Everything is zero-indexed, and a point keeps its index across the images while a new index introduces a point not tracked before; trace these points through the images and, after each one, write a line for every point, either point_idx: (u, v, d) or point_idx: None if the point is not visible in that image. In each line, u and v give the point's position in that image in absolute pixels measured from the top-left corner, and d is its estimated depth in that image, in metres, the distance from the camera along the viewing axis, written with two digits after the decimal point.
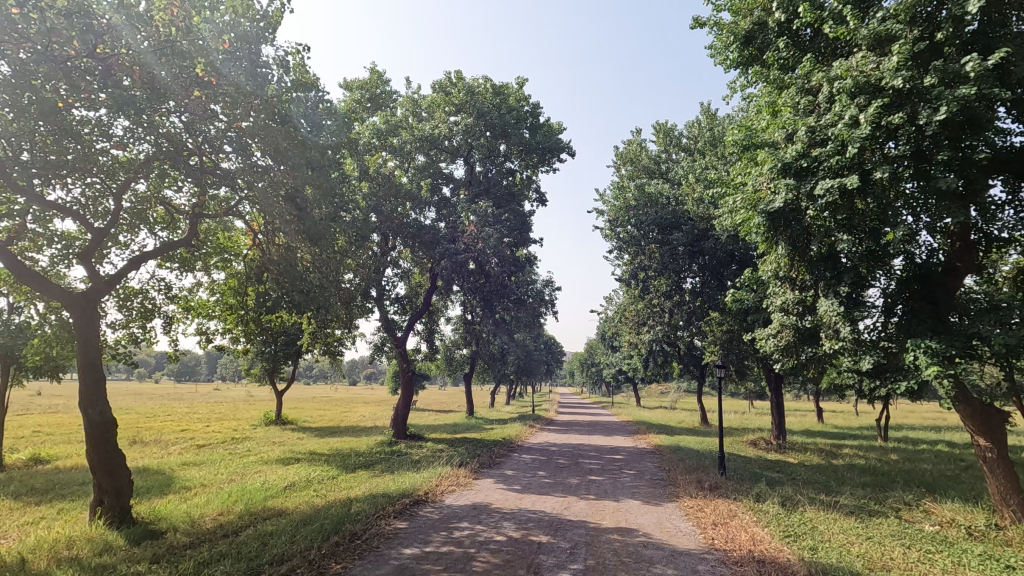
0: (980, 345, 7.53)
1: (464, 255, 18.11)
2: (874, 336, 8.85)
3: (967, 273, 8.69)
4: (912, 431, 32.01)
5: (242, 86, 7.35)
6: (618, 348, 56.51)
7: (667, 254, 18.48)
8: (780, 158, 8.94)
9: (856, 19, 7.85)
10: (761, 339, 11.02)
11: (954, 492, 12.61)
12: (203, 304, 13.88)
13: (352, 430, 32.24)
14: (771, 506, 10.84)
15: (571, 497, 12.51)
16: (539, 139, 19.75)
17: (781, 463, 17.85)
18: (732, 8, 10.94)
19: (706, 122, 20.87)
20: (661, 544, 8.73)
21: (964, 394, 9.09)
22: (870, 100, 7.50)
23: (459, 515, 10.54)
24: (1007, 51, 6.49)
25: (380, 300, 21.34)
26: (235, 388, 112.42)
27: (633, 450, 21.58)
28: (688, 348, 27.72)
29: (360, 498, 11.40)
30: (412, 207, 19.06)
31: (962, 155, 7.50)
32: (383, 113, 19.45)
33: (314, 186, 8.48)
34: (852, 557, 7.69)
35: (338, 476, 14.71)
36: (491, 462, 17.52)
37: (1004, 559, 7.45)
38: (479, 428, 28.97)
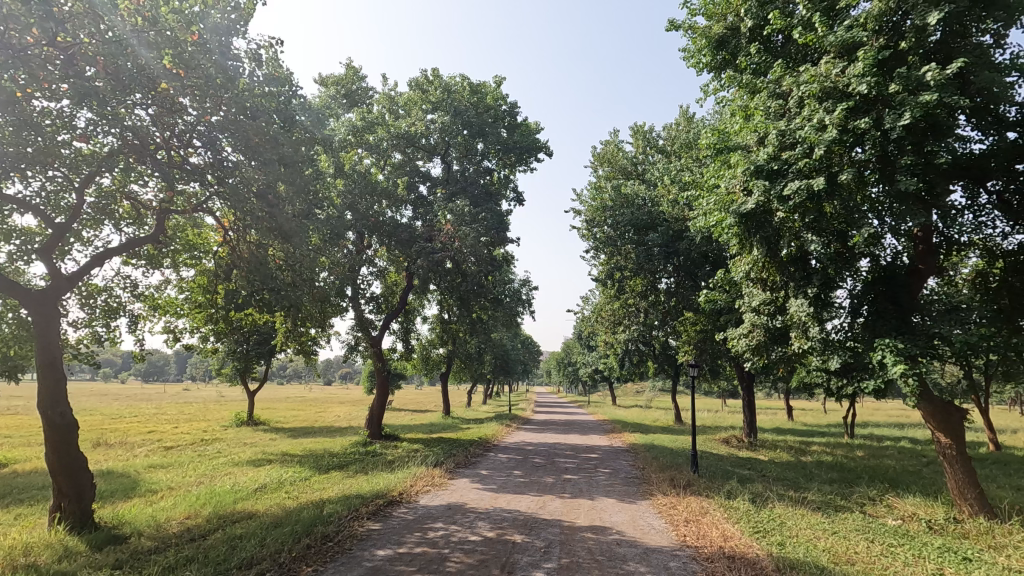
0: (941, 345, 7.54)
1: (439, 254, 17.86)
2: (842, 336, 8.82)
3: (931, 275, 8.78)
4: (878, 429, 32.60)
5: (213, 78, 6.88)
6: (594, 349, 56.61)
7: (642, 255, 18.11)
8: (751, 160, 8.78)
9: (823, 27, 7.84)
10: (733, 339, 10.95)
11: (916, 487, 12.80)
12: (169, 301, 13.28)
13: (326, 431, 31.48)
14: (742, 503, 10.76)
15: (546, 495, 12.30)
16: (517, 139, 19.63)
17: (752, 461, 17.95)
18: (706, 13, 10.94)
19: (683, 123, 20.90)
20: (633, 541, 8.53)
21: (925, 392, 9.20)
22: (837, 104, 7.46)
23: (433, 515, 10.19)
24: (967, 59, 6.51)
25: (355, 299, 20.83)
26: (205, 388, 109.67)
27: (608, 449, 21.24)
28: (664, 347, 27.62)
29: (333, 499, 10.99)
30: (388, 204, 18.45)
31: (925, 159, 7.55)
32: (360, 109, 18.84)
33: (285, 182, 8.13)
34: (818, 551, 7.61)
35: (309, 477, 14.24)
36: (466, 462, 17.11)
37: (962, 552, 7.48)
38: (455, 428, 28.55)
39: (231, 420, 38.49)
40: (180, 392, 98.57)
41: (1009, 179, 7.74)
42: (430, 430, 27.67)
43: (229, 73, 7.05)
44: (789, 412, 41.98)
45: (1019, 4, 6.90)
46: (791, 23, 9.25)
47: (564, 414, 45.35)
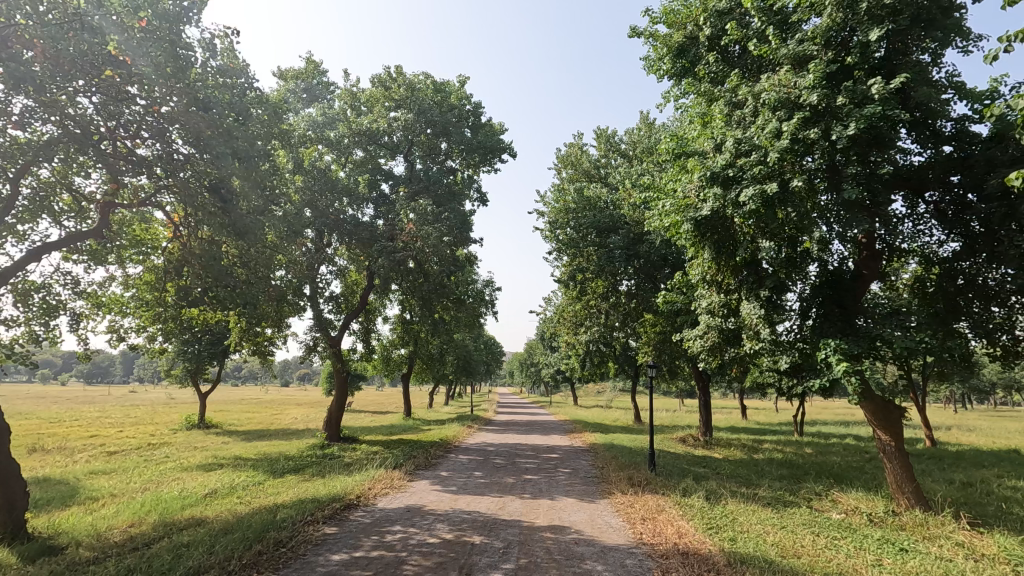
0: (883, 347, 7.75)
1: (401, 254, 16.76)
2: (791, 339, 8.89)
3: (874, 280, 9.04)
4: (826, 428, 33.55)
5: (162, 68, 6.52)
6: (556, 350, 56.57)
7: (603, 256, 17.83)
8: (707, 166, 8.69)
9: (777, 39, 7.93)
10: (689, 340, 10.93)
11: (859, 482, 13.25)
12: (113, 300, 12.45)
13: (282, 434, 30.33)
14: (697, 501, 10.78)
15: (506, 496, 12.01)
16: (481, 139, 19.18)
17: (707, 459, 18.16)
18: (667, 21, 10.84)
19: (645, 129, 20.96)
20: (591, 540, 8.39)
21: (868, 391, 9.53)
22: (789, 115, 7.51)
23: (391, 518, 9.77)
24: (909, 75, 6.69)
25: (313, 298, 19.97)
26: (156, 389, 104.27)
27: (569, 449, 21.10)
28: (624, 347, 27.66)
29: (287, 504, 10.41)
30: (349, 202, 17.63)
31: (869, 169, 7.71)
32: (320, 105, 18.63)
33: (240, 177, 7.68)
34: (768, 545, 7.65)
35: (263, 482, 13.51)
36: (425, 463, 16.64)
37: (899, 543, 7.77)
38: (416, 430, 27.95)
39: (180, 423, 36.62)
40: (125, 394, 93.83)
41: (945, 190, 7.99)
42: (389, 432, 26.96)
43: (182, 63, 6.70)
44: (742, 411, 42.93)
45: (956, 26, 7.14)
46: (747, 34, 9.32)
47: (526, 415, 45.09)
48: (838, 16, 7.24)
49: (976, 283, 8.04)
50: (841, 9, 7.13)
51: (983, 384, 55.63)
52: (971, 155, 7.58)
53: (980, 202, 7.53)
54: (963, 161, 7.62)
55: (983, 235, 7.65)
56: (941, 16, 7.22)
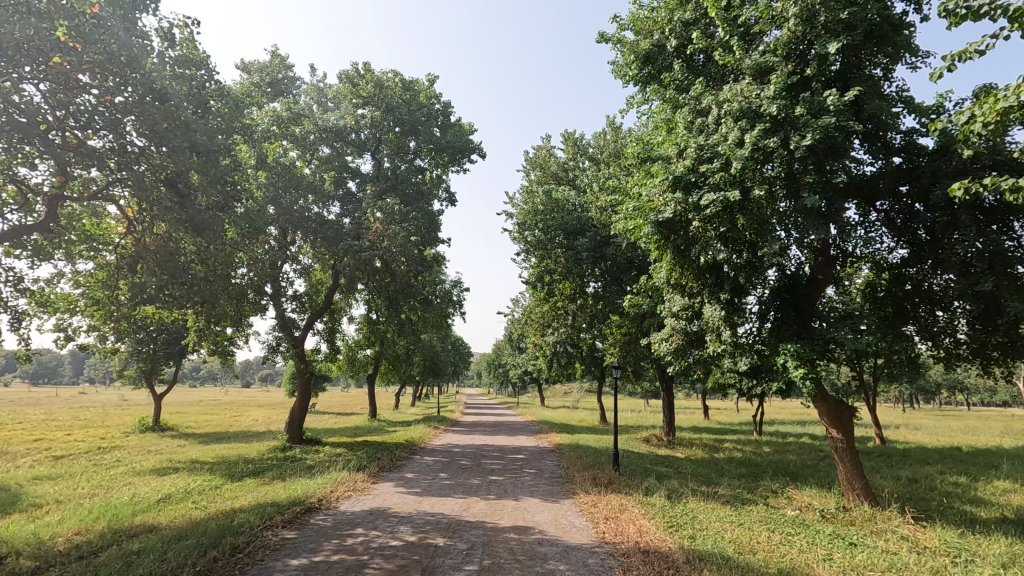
0: (836, 349, 8.18)
1: (368, 254, 15.99)
2: (751, 340, 9.28)
3: (828, 284, 9.55)
4: (784, 428, 34.31)
5: (115, 56, 6.42)
6: (524, 350, 56.33)
7: (570, 259, 17.97)
8: (671, 171, 8.89)
9: (741, 49, 8.26)
10: (655, 343, 11.16)
11: (813, 479, 13.73)
12: (63, 296, 11.89)
13: (241, 436, 29.38)
14: (658, 499, 10.99)
15: (472, 497, 11.97)
16: (450, 139, 18.37)
17: (669, 458, 18.43)
18: (634, 28, 10.92)
19: (612, 134, 20.83)
20: (555, 540, 8.46)
21: (822, 393, 10.12)
22: (750, 124, 7.81)
23: (354, 521, 9.57)
24: (861, 88, 7.09)
25: (275, 297, 19.30)
26: (107, 389, 100.12)
27: (535, 449, 21.42)
28: (591, 350, 27.37)
29: (246, 508, 10.08)
30: (315, 200, 16.83)
31: (825, 178, 8.04)
32: (285, 100, 16.81)
33: (197, 172, 7.65)
34: (725, 542, 7.94)
35: (222, 486, 13.04)
36: (390, 466, 16.28)
37: (849, 537, 8.22)
38: (380, 431, 27.45)
39: (133, 424, 35.03)
40: (73, 395, 89.50)
41: (894, 200, 8.53)
42: (354, 433, 26.46)
43: (135, 53, 6.58)
44: (705, 411, 43.58)
45: (905, 43, 7.64)
46: (712, 44, 9.50)
47: (491, 416, 44.75)
48: (798, 28, 7.57)
49: (922, 288, 8.62)
50: (800, 24, 7.51)
51: (930, 383, 57.83)
52: (917, 167, 8.16)
53: (926, 211, 8.12)
54: (911, 172, 8.16)
55: (929, 244, 8.27)
56: (892, 33, 7.73)
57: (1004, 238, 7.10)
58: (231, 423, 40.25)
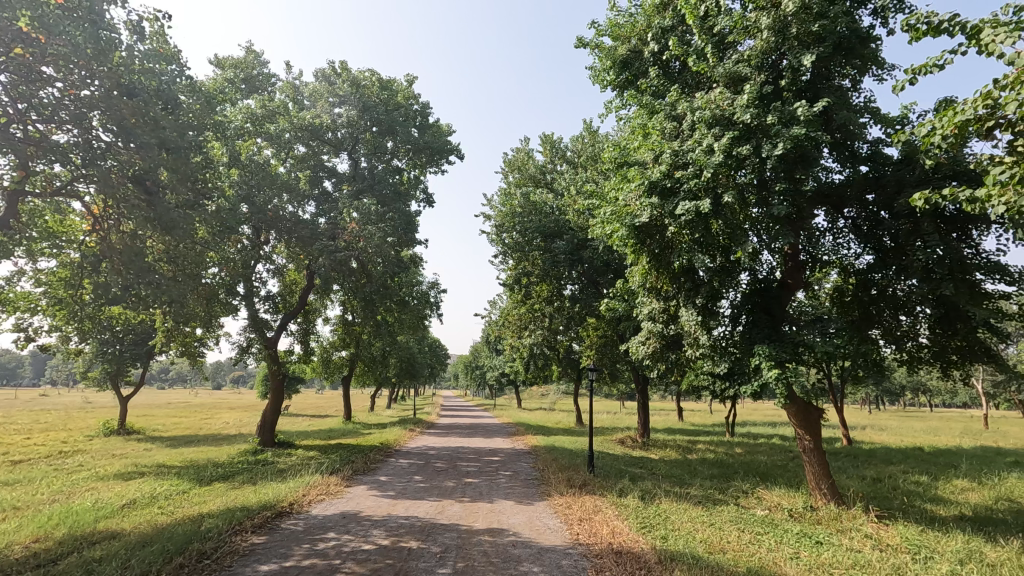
0: (806, 351, 8.48)
1: (343, 253, 15.70)
2: (724, 343, 9.56)
3: (798, 289, 9.92)
4: (755, 428, 35.14)
5: (82, 48, 6.33)
6: (501, 352, 56.34)
7: (548, 261, 18.14)
8: (647, 176, 9.09)
9: (714, 58, 8.54)
10: (632, 346, 11.35)
11: (782, 479, 14.25)
12: (22, 296, 11.52)
13: (212, 439, 28.87)
14: (632, 501, 11.23)
15: (446, 500, 11.98)
16: (428, 140, 18.29)
17: (644, 460, 18.68)
18: (612, 33, 11.19)
19: (589, 136, 20.30)
20: (529, 542, 8.56)
21: (791, 396, 10.50)
22: (724, 131, 8.10)
23: (326, 525, 9.48)
24: (829, 99, 7.39)
25: (247, 297, 18.64)
26: (70, 392, 97.28)
27: (511, 451, 21.53)
28: (568, 351, 27.60)
29: (214, 513, 9.89)
30: (290, 199, 16.11)
31: (794, 187, 8.40)
32: (258, 97, 16.16)
33: (167, 169, 7.58)
34: (696, 542, 8.26)
35: (188, 490, 12.71)
36: (363, 468, 16.16)
37: (815, 536, 8.64)
38: (356, 433, 27.23)
39: (96, 427, 33.98)
40: (33, 397, 86.69)
41: (861, 207, 8.95)
42: (328, 436, 26.20)
43: (103, 45, 6.57)
44: (678, 412, 44.34)
45: (870, 55, 8.15)
46: (688, 52, 9.76)
47: (467, 418, 44.67)
48: (771, 39, 7.98)
49: (887, 294, 9.05)
50: (773, 36, 7.84)
51: (894, 384, 59.78)
52: (882, 176, 8.60)
53: (890, 218, 8.57)
54: (877, 180, 8.58)
55: (893, 250, 8.75)
56: (859, 46, 8.15)
57: (962, 246, 7.62)
58: (201, 426, 39.42)
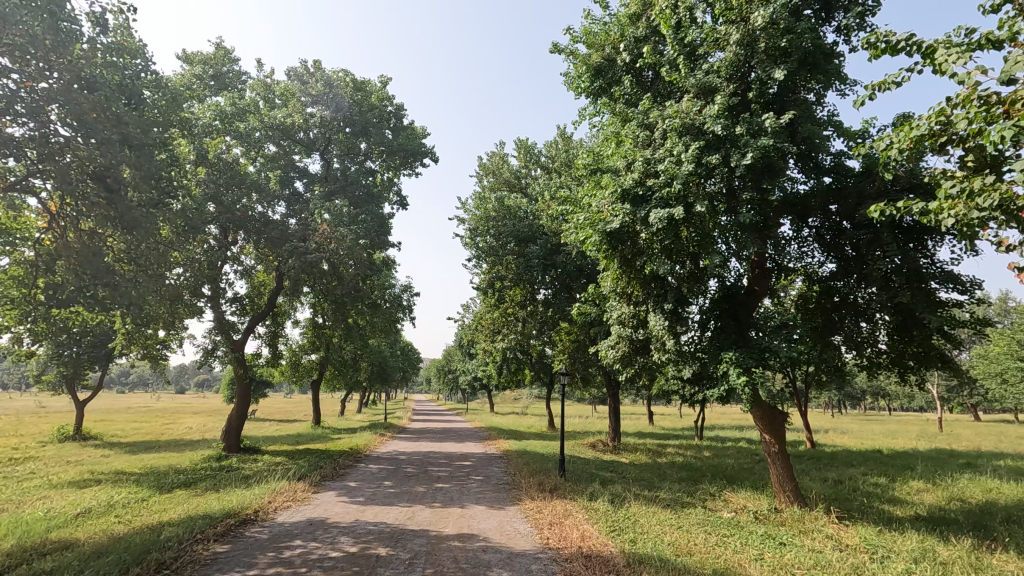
0: (771, 359, 8.38)
1: (313, 256, 14.67)
2: (692, 349, 9.41)
3: (764, 296, 9.87)
4: (724, 432, 35.38)
5: (39, 38, 5.83)
6: (474, 357, 55.68)
7: (521, 266, 17.61)
8: (620, 184, 8.86)
9: (685, 68, 8.37)
10: (602, 350, 11.07)
11: (748, 481, 14.19)
12: None
13: (172, 445, 27.76)
14: (601, 504, 10.40)
15: (416, 505, 10.92)
16: (403, 142, 17.09)
17: (614, 463, 18.07)
18: (587, 41, 10.66)
19: (563, 143, 20.12)
20: (499, 547, 7.75)
21: (757, 400, 10.41)
22: (693, 141, 7.94)
23: (292, 533, 8.34)
24: (796, 111, 7.31)
25: (213, 299, 17.26)
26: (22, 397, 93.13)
27: (482, 456, 20.94)
28: (540, 357, 26.88)
29: (175, 521, 8.82)
30: (259, 198, 14.94)
31: (761, 196, 8.36)
32: (228, 94, 14.86)
33: (130, 167, 6.75)
34: (663, 545, 7.71)
35: (150, 498, 11.63)
36: (333, 474, 15.02)
37: (778, 537, 8.46)
38: (323, 439, 26.38)
39: (49, 434, 32.46)
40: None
41: (824, 217, 9.14)
42: (296, 441, 25.27)
43: (63, 37, 6.09)
44: (649, 417, 44.48)
45: (834, 71, 8.08)
46: (660, 61, 9.43)
47: (437, 424, 43.64)
48: (739, 53, 7.85)
49: (848, 300, 9.32)
50: (743, 47, 7.73)
51: (855, 390, 61.23)
52: (844, 187, 8.66)
53: (852, 229, 8.61)
54: (839, 191, 8.66)
55: (855, 260, 8.85)
56: (824, 61, 8.11)
57: (921, 256, 7.72)
58: (161, 431, 37.96)
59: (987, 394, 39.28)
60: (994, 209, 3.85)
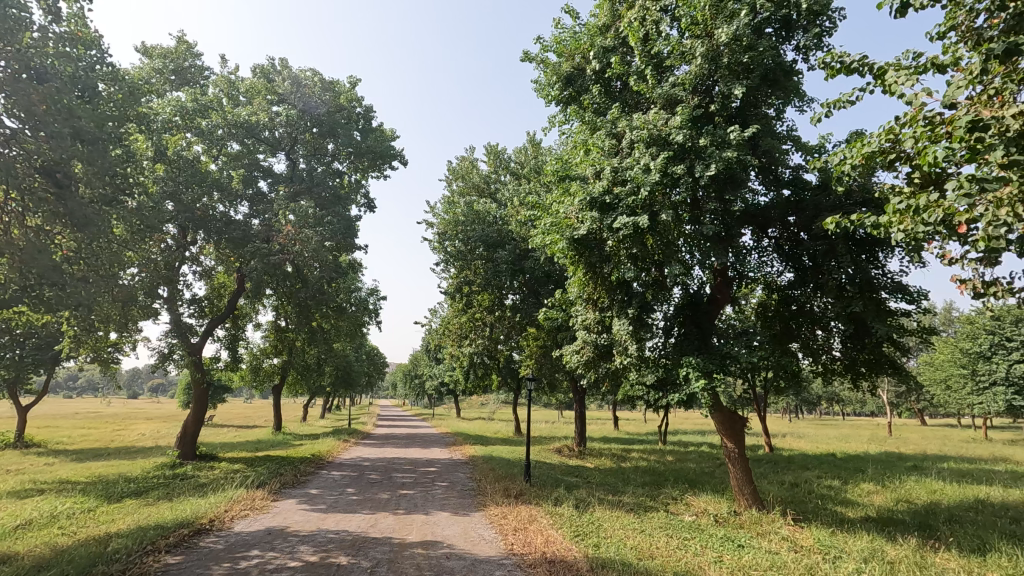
0: (731, 364, 8.61)
1: (278, 257, 14.29)
2: (655, 353, 9.57)
3: (726, 303, 10.15)
4: (686, 437, 36.24)
5: None
6: (441, 361, 55.32)
7: (489, 270, 17.71)
8: (587, 191, 8.98)
9: (652, 79, 8.51)
10: (567, 355, 11.17)
11: (709, 486, 14.62)
12: None
13: (123, 453, 26.75)
14: (566, 509, 10.65)
15: (379, 513, 10.97)
16: (371, 143, 16.59)
17: (579, 468, 18.38)
18: (557, 49, 10.91)
19: (533, 149, 20.35)
20: (462, 554, 7.86)
21: (718, 405, 10.80)
22: (659, 151, 8.13)
23: (249, 542, 8.28)
24: (758, 125, 7.55)
25: (171, 300, 16.81)
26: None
27: (448, 462, 20.96)
28: (507, 361, 26.90)
29: (124, 532, 8.66)
30: (221, 197, 14.44)
31: (724, 207, 8.63)
32: (191, 89, 14.23)
33: (81, 161, 6.66)
34: (626, 549, 7.97)
35: (95, 508, 11.31)
36: (293, 481, 14.87)
37: (736, 539, 8.82)
38: (285, 445, 25.87)
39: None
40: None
41: (783, 228, 9.51)
42: (256, 448, 24.73)
43: (11, 25, 6.04)
44: (614, 421, 45.17)
45: (793, 88, 8.34)
46: (628, 72, 9.62)
47: (403, 428, 43.20)
48: (704, 66, 8.07)
49: (805, 309, 9.75)
50: (706, 62, 7.97)
51: (811, 395, 63.49)
52: (802, 200, 9.03)
53: (808, 240, 9.01)
54: (797, 204, 9.14)
55: (811, 269, 9.27)
56: (783, 78, 8.39)
57: (871, 267, 8.17)
58: (112, 438, 36.57)
59: (931, 399, 41.34)
60: (941, 222, 4.10)
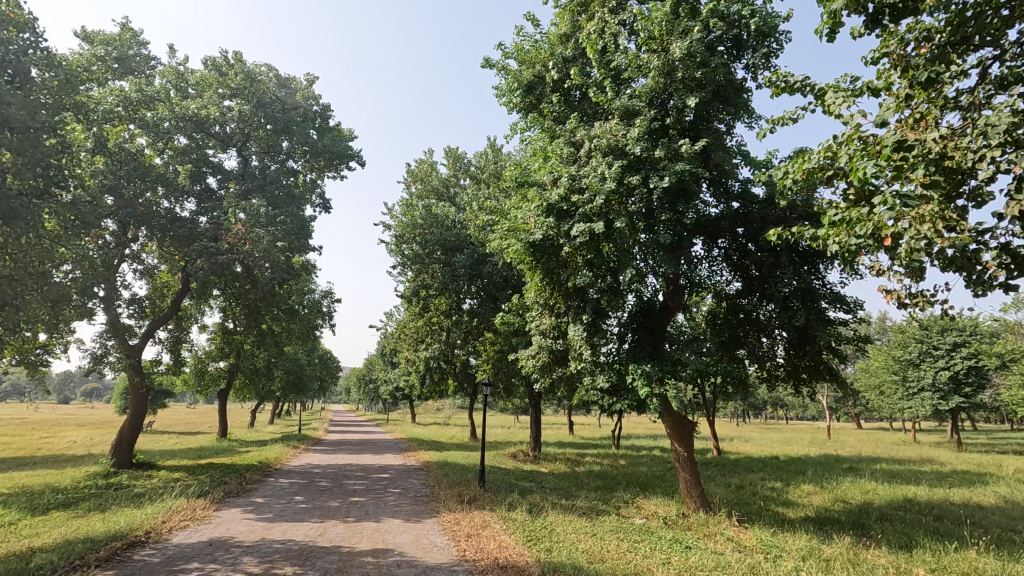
0: (680, 369, 8.80)
1: (226, 257, 13.70)
2: (609, 359, 9.70)
3: (677, 311, 10.36)
4: (638, 440, 37.03)
5: None
6: (398, 365, 54.54)
7: (447, 275, 17.60)
8: (545, 198, 9.02)
9: (612, 91, 8.62)
10: (523, 360, 11.24)
11: (660, 489, 14.99)
12: None
13: (51, 462, 25.17)
14: (520, 514, 10.76)
15: (328, 521, 10.79)
16: (328, 143, 16.31)
17: (534, 474, 18.51)
18: (519, 57, 10.92)
19: (492, 154, 20.45)
20: (413, 561, 7.81)
21: (669, 410, 11.07)
22: (616, 160, 8.21)
23: (188, 555, 7.96)
24: (708, 139, 7.69)
25: (109, 300, 16.00)
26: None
27: (401, 468, 20.70)
28: (464, 366, 26.81)
29: (50, 547, 8.25)
30: (166, 193, 13.71)
31: (677, 217, 8.80)
32: (134, 79, 13.62)
33: (9, 150, 6.44)
34: (578, 553, 8.08)
35: (16, 522, 10.64)
36: (237, 490, 14.38)
37: (684, 541, 9.10)
38: (231, 453, 24.95)
39: None
40: None
41: (732, 239, 9.83)
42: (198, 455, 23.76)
43: None
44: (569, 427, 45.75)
45: (743, 105, 8.66)
46: (587, 83, 9.74)
47: (357, 434, 42.50)
48: (659, 80, 8.27)
49: (751, 317, 10.17)
50: (662, 77, 8.20)
51: (757, 399, 66.12)
52: (750, 212, 9.36)
53: (755, 251, 9.36)
54: (745, 216, 9.44)
55: (757, 279, 9.61)
56: (734, 95, 8.69)
57: (813, 278, 8.52)
58: (40, 446, 34.40)
59: (865, 403, 43.77)
60: (872, 235, 4.06)
